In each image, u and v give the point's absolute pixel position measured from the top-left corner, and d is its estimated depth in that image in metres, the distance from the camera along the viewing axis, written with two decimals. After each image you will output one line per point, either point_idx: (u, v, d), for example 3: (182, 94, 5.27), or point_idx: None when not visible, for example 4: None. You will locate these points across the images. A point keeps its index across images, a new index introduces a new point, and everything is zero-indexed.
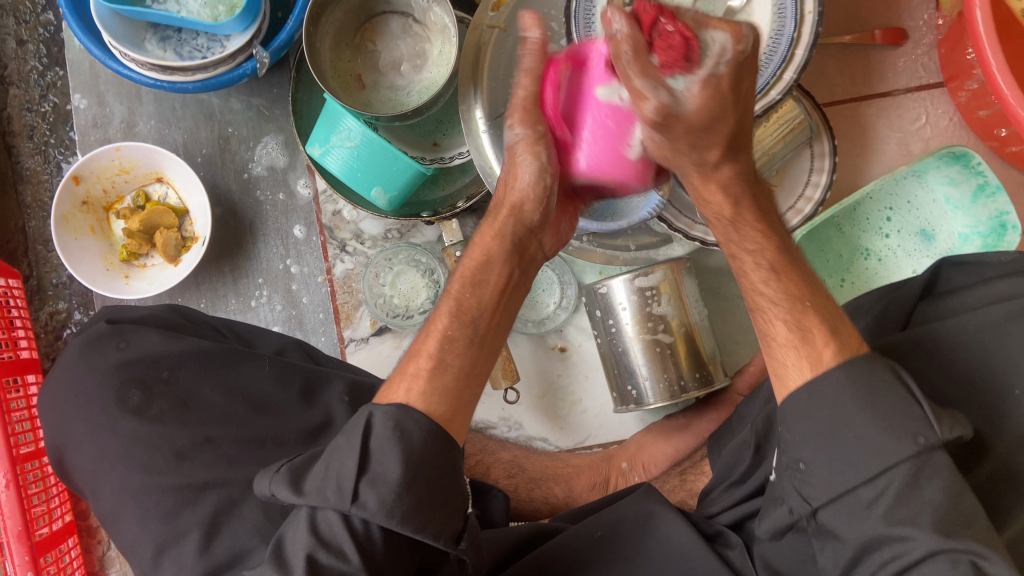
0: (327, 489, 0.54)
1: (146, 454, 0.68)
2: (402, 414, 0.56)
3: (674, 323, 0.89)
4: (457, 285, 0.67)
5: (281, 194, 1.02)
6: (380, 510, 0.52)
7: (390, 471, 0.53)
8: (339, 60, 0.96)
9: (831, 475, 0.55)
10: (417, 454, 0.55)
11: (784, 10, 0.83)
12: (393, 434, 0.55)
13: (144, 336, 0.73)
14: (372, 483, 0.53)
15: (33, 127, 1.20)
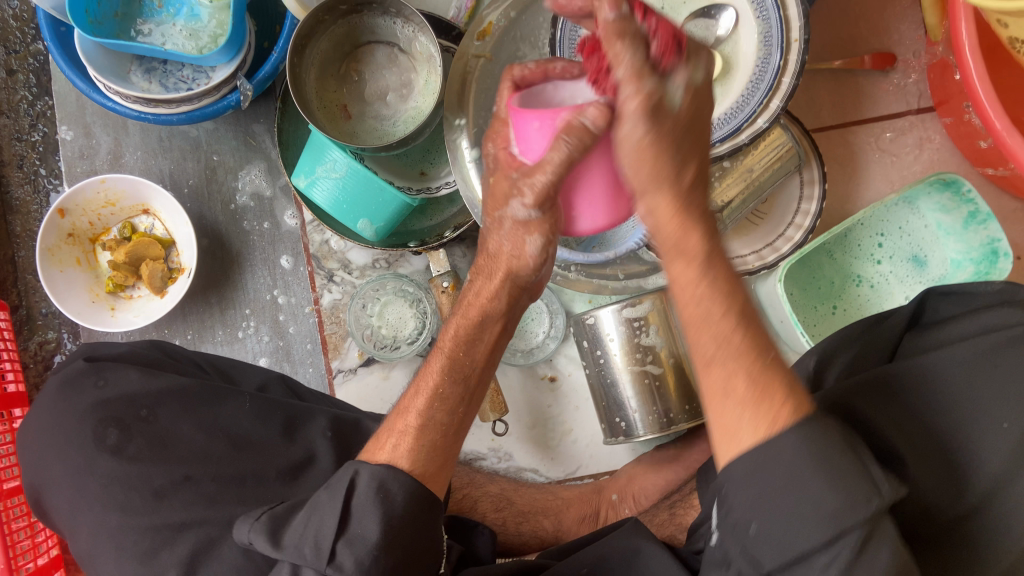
0: (305, 545, 0.54)
1: (123, 493, 0.66)
2: (388, 474, 0.57)
3: (663, 354, 0.88)
4: (451, 338, 0.67)
5: (267, 223, 1.02)
6: (357, 571, 0.53)
7: (368, 532, 0.54)
8: (325, 90, 0.96)
9: (784, 533, 0.48)
10: (397, 515, 0.56)
11: (770, 39, 0.83)
12: (375, 494, 0.56)
13: (123, 374, 0.73)
14: (349, 542, 0.54)
15: (22, 157, 1.20)
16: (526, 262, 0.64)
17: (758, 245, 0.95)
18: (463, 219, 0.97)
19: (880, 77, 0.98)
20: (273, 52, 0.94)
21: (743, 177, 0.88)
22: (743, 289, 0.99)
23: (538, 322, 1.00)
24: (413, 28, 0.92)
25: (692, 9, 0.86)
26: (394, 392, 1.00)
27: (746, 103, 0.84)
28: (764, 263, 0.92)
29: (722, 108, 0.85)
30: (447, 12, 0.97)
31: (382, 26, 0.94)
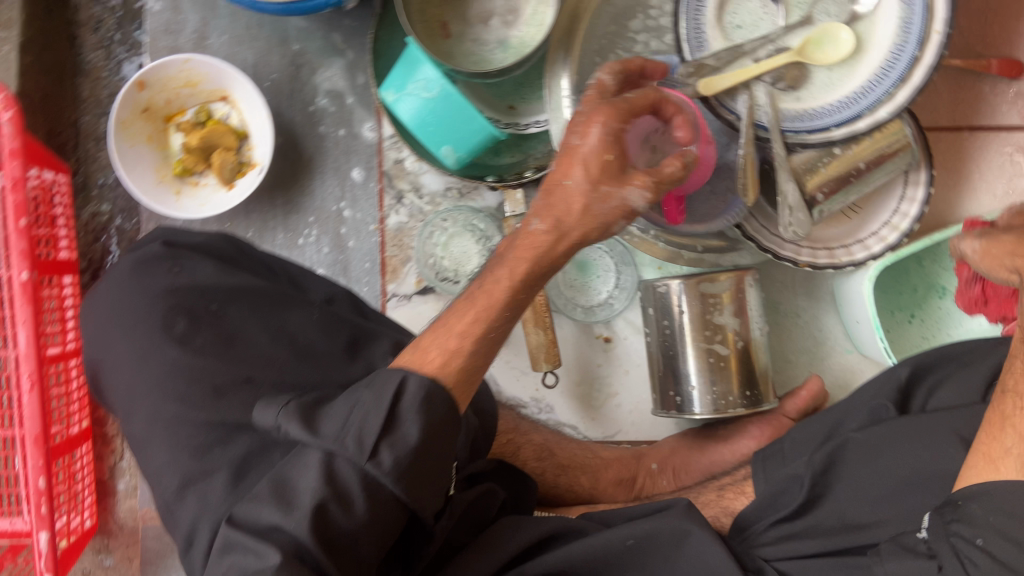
0: (346, 437, 0.53)
1: (184, 385, 0.65)
2: (434, 386, 0.56)
3: (732, 335, 0.85)
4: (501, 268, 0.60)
5: (344, 131, 0.99)
6: (392, 470, 0.52)
7: (410, 434, 0.53)
8: (428, 4, 0.91)
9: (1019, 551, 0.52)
10: (434, 425, 0.55)
11: (910, 27, 0.78)
12: (420, 405, 0.54)
13: (199, 265, 0.71)
14: (391, 443, 0.52)
15: (100, 21, 1.20)
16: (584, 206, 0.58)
17: (847, 239, 0.89)
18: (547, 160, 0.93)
19: (1003, 87, 0.93)
20: None
21: (851, 167, 0.83)
22: (819, 279, 0.97)
23: (603, 279, 0.97)
24: None
25: None
26: None
27: (872, 89, 0.80)
28: (851, 259, 0.88)
29: (844, 92, 0.82)
30: None
31: None
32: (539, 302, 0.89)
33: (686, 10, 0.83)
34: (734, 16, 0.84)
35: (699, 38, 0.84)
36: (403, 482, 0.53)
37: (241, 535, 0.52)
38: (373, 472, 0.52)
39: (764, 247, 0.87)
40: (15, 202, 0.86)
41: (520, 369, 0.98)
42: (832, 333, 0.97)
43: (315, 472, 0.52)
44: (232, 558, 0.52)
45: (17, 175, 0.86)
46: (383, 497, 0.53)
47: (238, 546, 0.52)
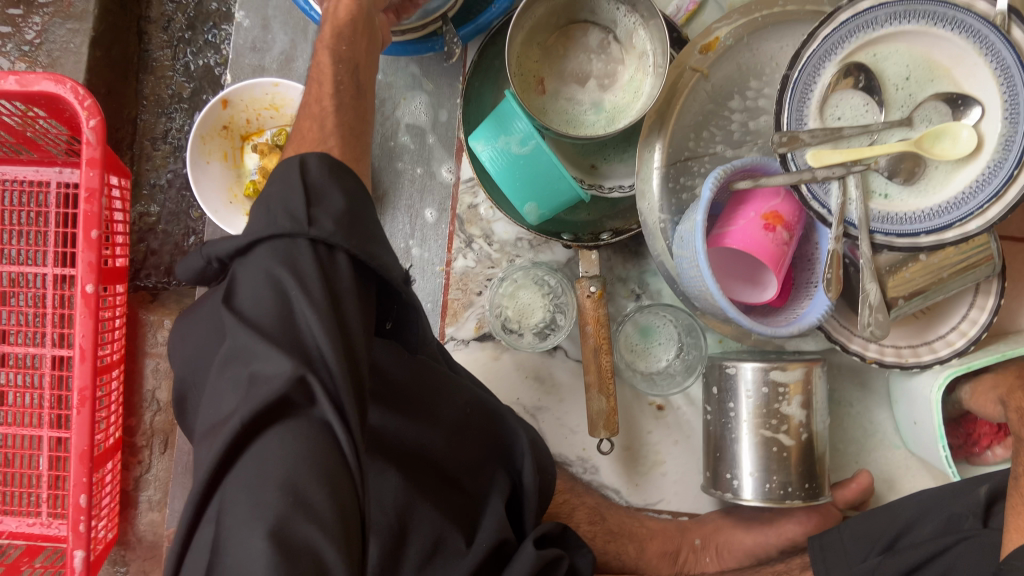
0: (276, 219, 0.52)
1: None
2: (333, 164, 0.57)
3: (796, 426, 0.86)
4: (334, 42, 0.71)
5: (421, 169, 0.98)
6: (338, 225, 0.52)
7: (337, 200, 0.54)
8: (525, 58, 0.90)
9: None
10: (338, 182, 0.56)
11: (1012, 144, 0.76)
12: (329, 175, 0.56)
13: None
14: (325, 207, 0.53)
15: (171, 19, 1.17)
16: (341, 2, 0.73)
17: (913, 340, 0.90)
18: (625, 226, 0.93)
19: None
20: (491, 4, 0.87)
21: (932, 273, 0.85)
22: (875, 371, 0.98)
23: (665, 347, 0.96)
24: (637, 19, 0.87)
25: (938, 90, 0.80)
26: (500, 374, 0.98)
27: (965, 201, 0.78)
28: (918, 360, 0.89)
29: (937, 199, 0.80)
30: (665, 10, 0.96)
31: (605, 10, 0.89)
32: (605, 369, 0.88)
33: (791, 101, 0.83)
34: (835, 109, 0.84)
35: (799, 123, 0.84)
36: (353, 238, 0.53)
37: (248, 339, 0.49)
38: (321, 237, 0.52)
39: (835, 341, 0.89)
40: (88, 214, 0.85)
41: (570, 428, 0.97)
42: (881, 428, 0.98)
43: (267, 258, 0.51)
44: (235, 373, 0.49)
45: (94, 185, 0.85)
46: (344, 271, 0.52)
47: (247, 362, 0.48)
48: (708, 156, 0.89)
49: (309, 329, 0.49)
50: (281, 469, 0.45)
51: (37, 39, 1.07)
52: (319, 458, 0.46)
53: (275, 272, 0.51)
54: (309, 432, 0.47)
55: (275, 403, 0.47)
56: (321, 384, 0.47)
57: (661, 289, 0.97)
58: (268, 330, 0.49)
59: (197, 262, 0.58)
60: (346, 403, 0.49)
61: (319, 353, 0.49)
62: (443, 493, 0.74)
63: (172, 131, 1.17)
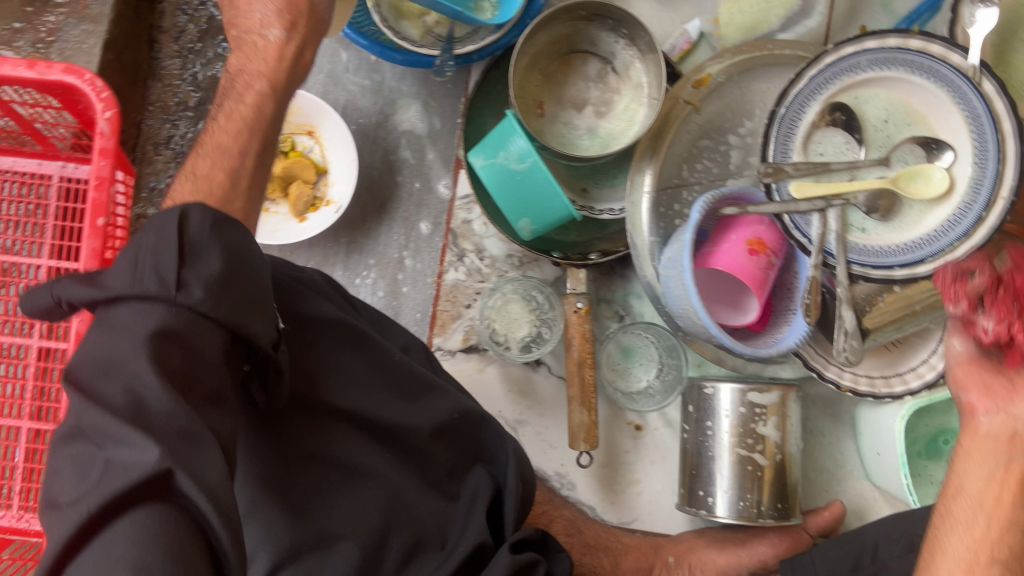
0: (143, 276, 0.50)
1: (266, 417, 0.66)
2: (218, 217, 0.55)
3: (771, 448, 0.89)
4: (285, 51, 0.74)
5: (419, 183, 1.01)
6: (206, 299, 0.51)
7: (211, 263, 0.52)
8: (527, 82, 0.95)
9: None
10: (209, 237, 0.53)
11: (980, 188, 0.77)
12: (209, 232, 0.53)
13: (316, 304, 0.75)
14: (195, 268, 0.51)
15: (182, 31, 1.21)
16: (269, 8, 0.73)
17: (885, 373, 0.94)
18: (612, 248, 0.97)
19: None
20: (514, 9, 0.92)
21: (902, 308, 0.89)
22: (846, 403, 1.01)
23: (645, 368, 1.00)
24: (635, 52, 0.93)
25: (914, 134, 0.86)
26: (484, 387, 1.00)
27: (933, 240, 0.81)
28: (890, 391, 0.92)
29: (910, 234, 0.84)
30: (662, 46, 1.01)
31: (606, 42, 0.94)
32: (588, 383, 0.91)
33: (776, 136, 0.88)
34: (819, 146, 0.90)
35: (784, 156, 0.89)
36: (218, 306, 0.52)
37: (99, 419, 0.45)
38: (184, 305, 0.50)
39: (811, 368, 0.92)
40: (96, 201, 0.86)
41: (551, 443, 1.00)
42: (850, 458, 1.01)
43: (131, 322, 0.49)
44: (85, 454, 0.46)
45: (105, 175, 0.87)
46: (213, 345, 0.51)
47: (103, 445, 0.45)
48: (698, 184, 0.94)
49: (168, 406, 0.47)
50: (131, 552, 0.42)
51: (50, 37, 1.10)
52: (179, 542, 0.44)
53: (141, 339, 0.48)
54: (175, 516, 0.45)
55: (143, 483, 0.44)
56: (189, 479, 0.45)
57: (643, 311, 1.00)
58: (127, 408, 0.46)
59: (46, 300, 0.56)
60: (216, 485, 0.47)
61: (182, 428, 0.47)
62: (424, 499, 0.76)
63: (174, 138, 1.20)
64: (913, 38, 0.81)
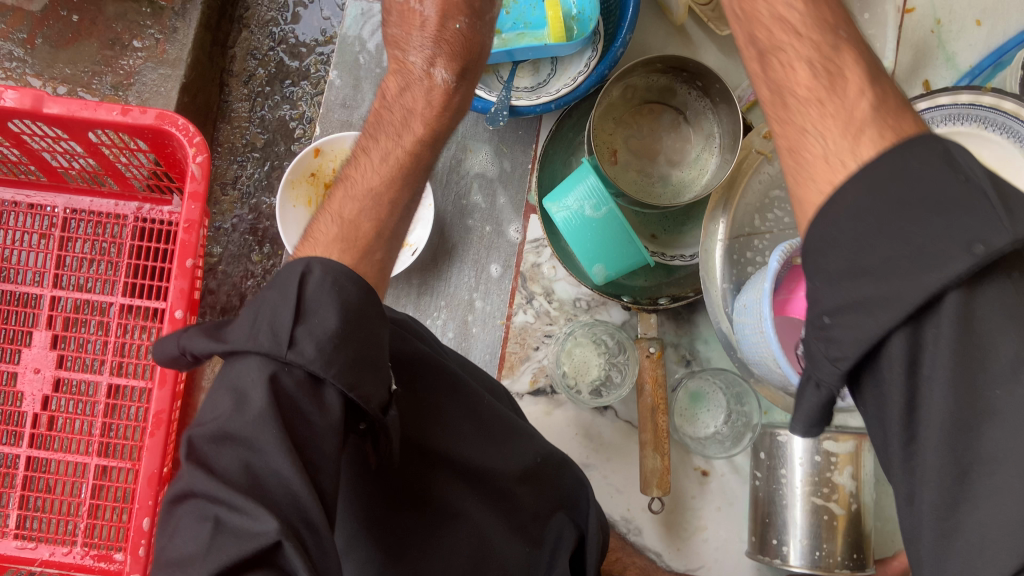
0: (259, 331, 0.51)
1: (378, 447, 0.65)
2: (340, 273, 0.55)
3: (846, 497, 0.89)
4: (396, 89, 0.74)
5: (490, 227, 1.03)
6: (318, 357, 0.50)
7: (327, 320, 0.52)
8: (601, 131, 0.97)
9: (860, 319, 0.45)
10: (350, 307, 0.54)
11: None
12: (329, 290, 0.54)
13: (410, 341, 0.75)
14: (309, 328, 0.51)
15: (251, 75, 1.24)
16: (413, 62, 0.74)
17: None
18: (682, 294, 0.98)
19: None
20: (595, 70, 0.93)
21: None
22: None
23: (712, 414, 1.00)
24: (708, 104, 0.95)
25: None
26: (551, 429, 1.01)
27: None
28: None
29: None
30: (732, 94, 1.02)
31: (680, 94, 0.96)
32: (662, 428, 0.92)
33: None
34: None
35: None
36: (336, 365, 0.51)
37: (209, 486, 0.46)
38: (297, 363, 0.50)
39: None
40: (186, 242, 0.88)
41: (617, 487, 1.00)
42: None
43: (250, 377, 0.50)
44: (195, 514, 0.46)
45: (194, 217, 0.88)
46: (332, 401, 0.51)
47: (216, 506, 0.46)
48: (768, 234, 0.92)
49: (283, 470, 0.47)
50: None
51: (128, 79, 1.14)
52: None
53: (249, 392, 0.49)
54: None
55: (255, 553, 0.45)
56: (296, 551, 0.45)
57: (711, 356, 1.01)
58: (244, 485, 0.47)
59: (171, 349, 0.56)
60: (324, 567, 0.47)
61: (293, 492, 0.47)
62: (511, 544, 0.74)
63: (241, 178, 1.23)
64: (985, 95, 0.85)
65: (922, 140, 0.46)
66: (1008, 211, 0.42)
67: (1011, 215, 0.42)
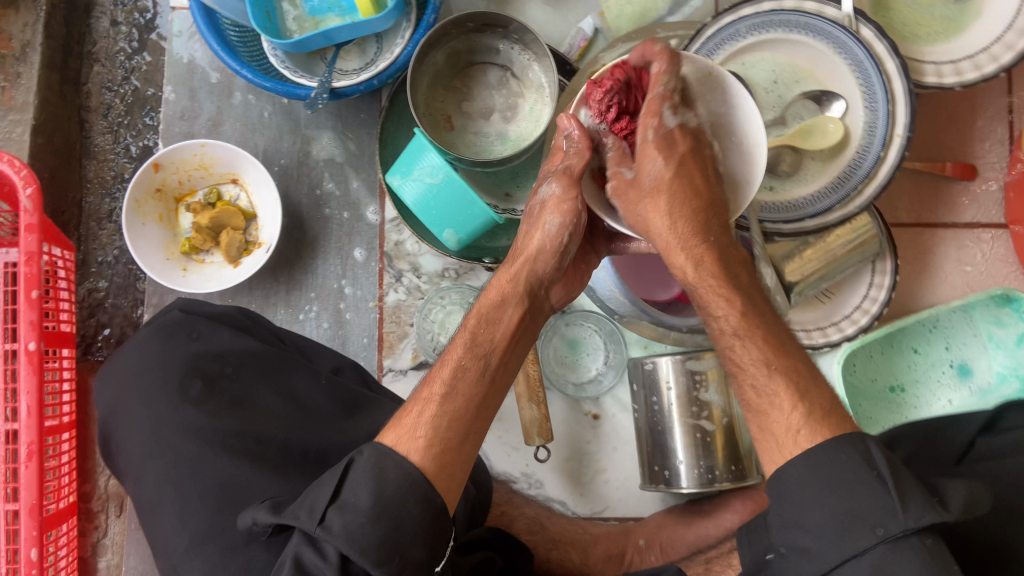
0: (301, 509, 0.57)
1: (208, 434, 0.68)
2: (385, 457, 0.58)
3: (717, 412, 0.91)
4: (490, 296, 0.71)
5: (349, 214, 1.03)
6: (342, 534, 0.54)
7: (360, 500, 0.56)
8: (433, 99, 0.98)
9: (820, 508, 0.57)
10: (389, 488, 0.57)
11: (875, 131, 0.87)
12: (370, 473, 0.57)
13: (216, 332, 0.77)
14: (340, 508, 0.55)
15: (110, 107, 1.24)
16: (545, 238, 0.71)
17: (821, 322, 0.99)
18: None
19: (956, 187, 1.05)
20: (407, 44, 0.94)
21: (825, 256, 0.92)
22: None
23: (593, 356, 1.02)
24: (530, 55, 0.96)
25: (804, 89, 0.91)
26: None
27: (843, 184, 0.89)
28: (827, 340, 0.97)
29: (816, 185, 0.90)
30: (562, 47, 1.04)
31: (501, 49, 0.97)
32: (534, 378, 0.92)
33: None
34: None
35: None
36: (369, 551, 0.54)
37: None
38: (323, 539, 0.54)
39: None
40: (28, 275, 0.88)
41: (512, 445, 1.01)
42: None
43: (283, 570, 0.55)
44: None
45: (32, 249, 0.89)
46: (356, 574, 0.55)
47: None
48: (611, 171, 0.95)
49: None
50: None
51: None
52: None
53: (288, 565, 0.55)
54: None
55: None
56: None
57: (582, 302, 1.02)
58: None
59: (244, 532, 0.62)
60: None
61: None
62: None
63: (116, 211, 1.23)
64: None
65: (848, 458, 0.58)
66: (903, 506, 0.55)
67: (905, 505, 0.55)
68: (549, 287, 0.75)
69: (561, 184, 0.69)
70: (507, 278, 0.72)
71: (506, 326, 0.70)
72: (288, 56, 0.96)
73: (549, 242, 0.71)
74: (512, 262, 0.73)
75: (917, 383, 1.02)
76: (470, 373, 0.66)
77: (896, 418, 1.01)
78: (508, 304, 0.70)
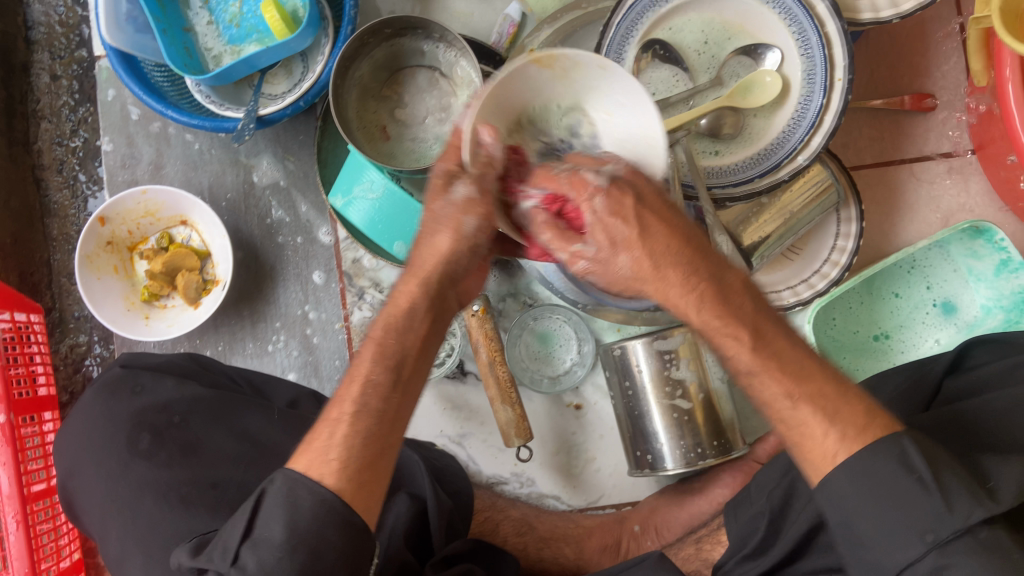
0: (215, 551, 0.59)
1: (161, 486, 0.71)
2: (296, 481, 0.58)
3: (693, 389, 0.89)
4: (381, 327, 0.65)
5: (302, 238, 1.02)
6: (257, 570, 0.55)
7: (273, 534, 0.56)
8: (365, 111, 0.97)
9: (889, 541, 0.54)
10: (302, 518, 0.56)
11: (813, 78, 0.83)
12: (281, 504, 0.57)
13: (159, 382, 0.78)
14: (253, 546, 0.56)
15: (62, 161, 1.20)
16: (447, 246, 0.65)
17: (792, 280, 0.96)
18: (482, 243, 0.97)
19: (919, 119, 1.00)
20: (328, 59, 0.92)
21: (781, 214, 0.89)
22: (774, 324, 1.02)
23: (566, 347, 1.00)
24: (455, 52, 0.93)
25: (736, 46, 0.88)
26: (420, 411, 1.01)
27: (788, 137, 0.85)
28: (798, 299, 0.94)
29: (761, 144, 0.87)
30: (491, 37, 1.01)
31: (426, 50, 0.95)
32: (504, 379, 0.91)
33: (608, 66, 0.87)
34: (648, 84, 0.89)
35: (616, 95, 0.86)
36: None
37: None
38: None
39: None
40: None
41: (496, 447, 1.00)
42: None
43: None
44: None
45: None
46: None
47: None
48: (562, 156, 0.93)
49: None
50: None
51: None
52: None
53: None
54: None
55: None
56: None
57: (547, 294, 1.00)
58: None
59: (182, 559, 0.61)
60: None
61: None
62: None
63: None
64: None
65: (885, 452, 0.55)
66: (947, 505, 0.53)
67: (949, 502, 0.53)
68: (457, 286, 0.69)
69: (476, 186, 0.63)
70: (397, 306, 0.66)
71: (417, 335, 0.66)
72: (213, 89, 0.95)
73: (461, 245, 0.65)
74: (403, 279, 0.67)
75: (902, 328, 0.98)
76: (379, 387, 0.63)
77: (884, 366, 0.98)
78: (418, 313, 0.66)
